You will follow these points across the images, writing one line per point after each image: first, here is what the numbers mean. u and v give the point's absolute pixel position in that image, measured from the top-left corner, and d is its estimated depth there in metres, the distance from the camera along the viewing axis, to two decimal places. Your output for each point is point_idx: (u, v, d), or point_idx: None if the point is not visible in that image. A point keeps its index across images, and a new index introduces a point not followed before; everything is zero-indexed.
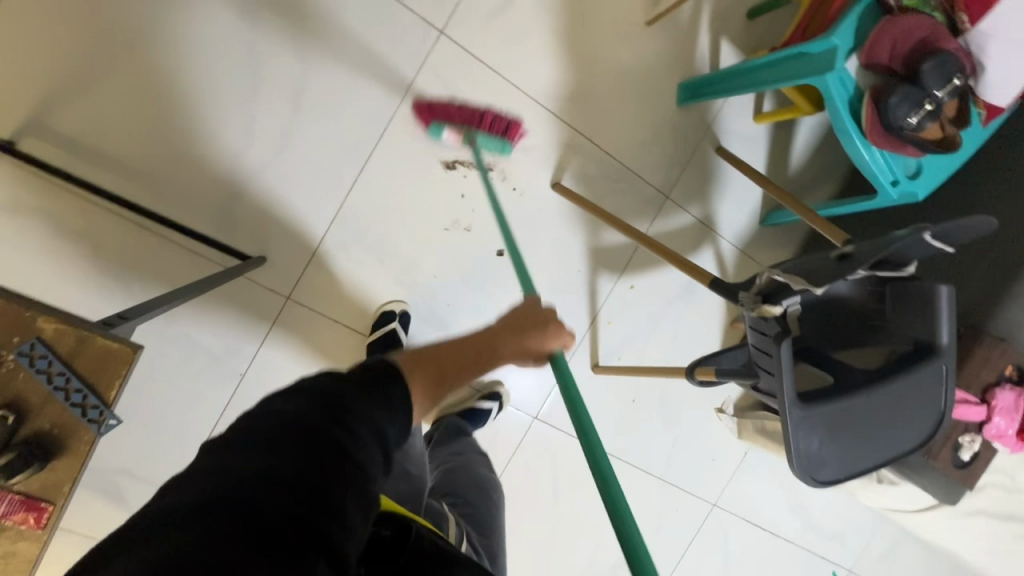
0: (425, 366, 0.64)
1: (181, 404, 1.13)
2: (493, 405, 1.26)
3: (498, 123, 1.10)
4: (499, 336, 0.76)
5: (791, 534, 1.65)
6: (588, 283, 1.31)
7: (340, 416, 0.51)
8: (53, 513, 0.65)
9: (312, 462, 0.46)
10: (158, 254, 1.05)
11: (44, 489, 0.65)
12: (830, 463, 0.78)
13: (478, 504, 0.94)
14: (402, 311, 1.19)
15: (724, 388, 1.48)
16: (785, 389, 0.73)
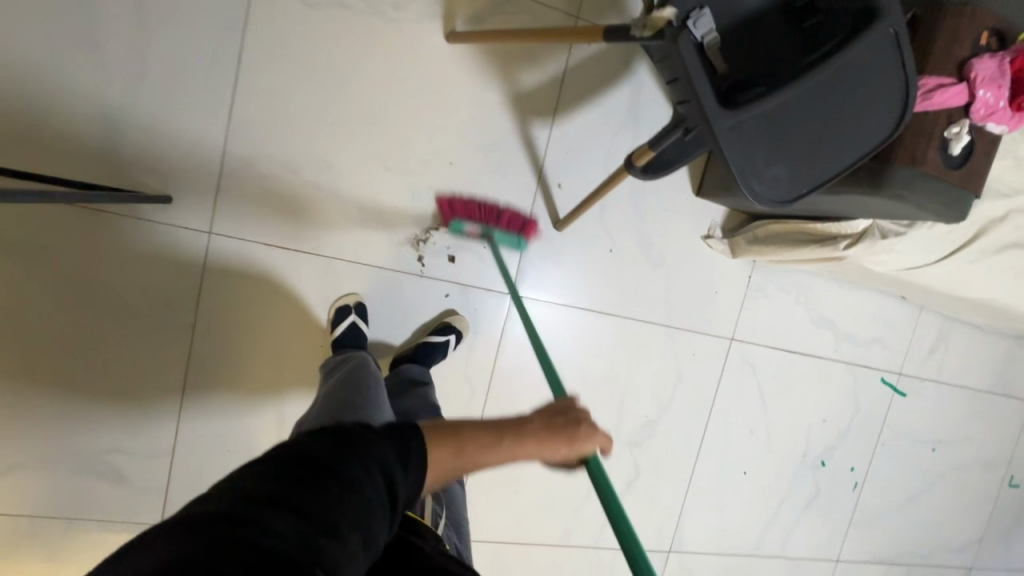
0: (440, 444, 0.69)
1: (143, 368, 1.10)
2: (449, 337, 1.19)
3: (515, 219, 1.21)
4: (524, 421, 0.77)
5: (825, 351, 1.55)
6: (521, 136, 1.21)
7: (351, 453, 0.57)
8: None
9: (330, 485, 0.53)
10: (60, 218, 1.02)
11: None
12: (778, 175, 0.70)
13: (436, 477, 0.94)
14: (357, 304, 1.16)
15: (705, 212, 1.36)
16: (699, 89, 0.65)
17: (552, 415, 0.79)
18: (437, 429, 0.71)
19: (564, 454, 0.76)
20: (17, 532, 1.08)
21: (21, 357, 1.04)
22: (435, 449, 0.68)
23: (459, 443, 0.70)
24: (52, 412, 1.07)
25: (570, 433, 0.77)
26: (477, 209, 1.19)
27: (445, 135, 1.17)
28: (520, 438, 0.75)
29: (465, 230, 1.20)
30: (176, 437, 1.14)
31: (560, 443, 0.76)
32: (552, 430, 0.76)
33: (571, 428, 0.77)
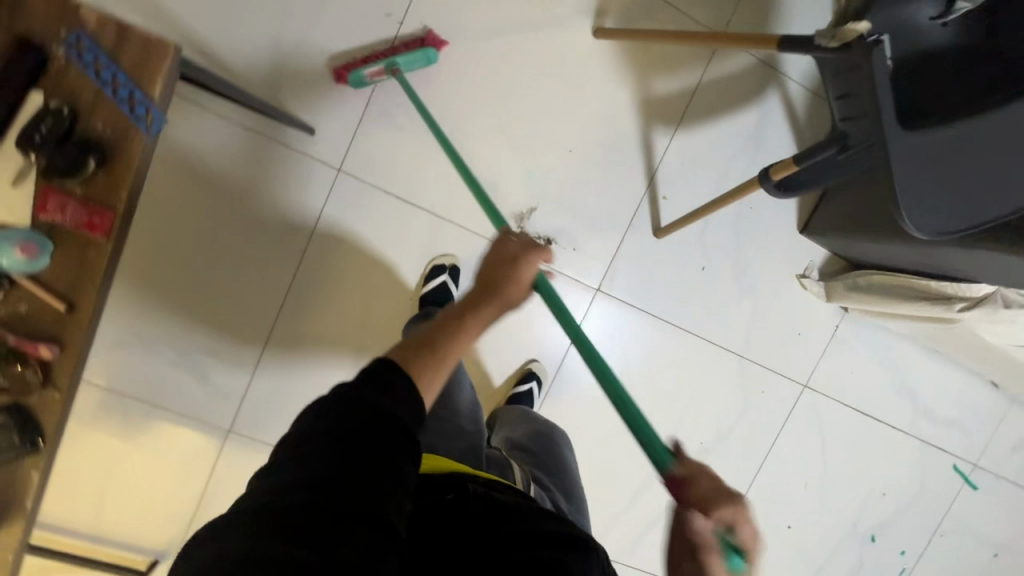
0: (417, 355, 0.61)
1: (249, 283, 1.17)
2: (532, 386, 1.26)
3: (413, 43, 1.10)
4: (476, 296, 0.69)
5: (899, 421, 1.47)
6: (641, 139, 1.23)
7: (363, 415, 0.51)
8: (114, 221, 0.65)
9: (369, 462, 0.49)
10: (215, 129, 1.10)
11: (106, 194, 0.65)
12: (939, 211, 0.71)
13: (545, 454, 1.00)
14: (451, 266, 1.21)
15: (805, 251, 1.34)
16: (883, 101, 0.67)
17: (492, 270, 0.71)
18: (404, 347, 0.62)
19: (519, 289, 0.70)
20: (107, 406, 1.17)
21: (150, 247, 1.12)
22: (418, 361, 0.60)
23: (434, 351, 0.62)
24: (163, 304, 1.15)
25: (513, 267, 0.70)
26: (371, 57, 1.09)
27: (570, 123, 1.20)
28: (480, 317, 0.67)
29: (370, 80, 1.09)
30: (261, 353, 1.20)
31: (509, 301, 0.70)
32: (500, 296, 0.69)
33: (517, 277, 0.70)
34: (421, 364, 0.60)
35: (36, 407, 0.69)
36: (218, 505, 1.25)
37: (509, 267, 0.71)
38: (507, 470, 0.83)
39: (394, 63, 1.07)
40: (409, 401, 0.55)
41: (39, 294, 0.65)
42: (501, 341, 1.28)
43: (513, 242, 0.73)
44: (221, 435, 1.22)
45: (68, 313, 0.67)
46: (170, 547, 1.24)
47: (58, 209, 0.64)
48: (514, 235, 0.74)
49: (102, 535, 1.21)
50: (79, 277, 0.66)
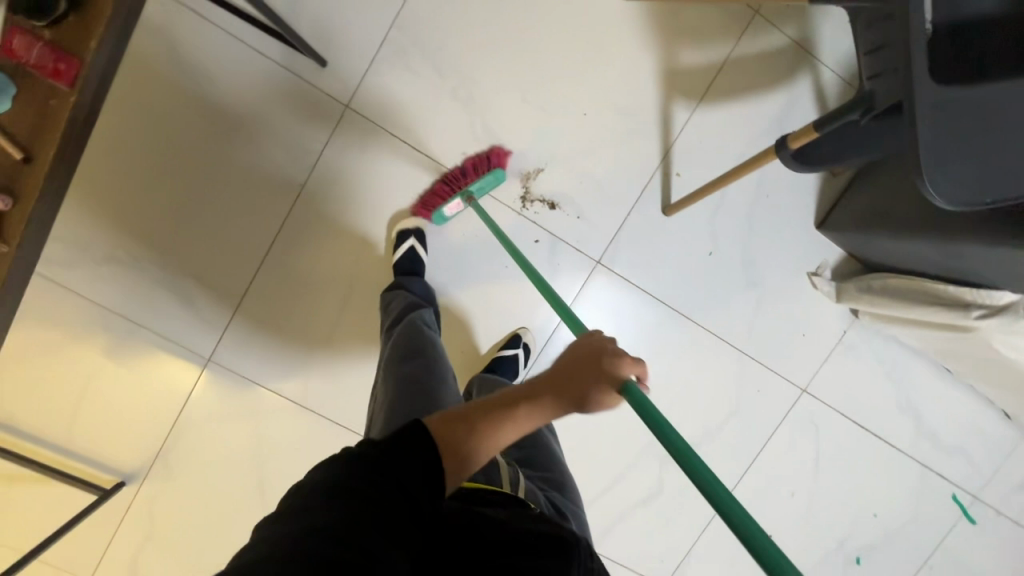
0: (457, 427, 0.56)
1: (245, 211, 1.15)
2: (518, 351, 1.23)
3: (479, 163, 1.15)
4: (543, 383, 0.62)
5: (900, 441, 1.40)
6: (660, 110, 1.19)
7: (392, 482, 0.49)
8: (80, 70, 0.67)
9: (389, 535, 0.46)
10: (228, 52, 1.09)
11: (72, 43, 0.67)
12: (965, 174, 0.65)
13: (533, 447, 0.92)
14: (416, 228, 1.17)
15: (819, 248, 1.28)
16: (914, 57, 0.63)
17: (575, 363, 0.63)
18: (449, 416, 0.57)
19: (597, 400, 0.61)
20: (91, 319, 1.16)
21: (152, 162, 1.11)
22: (461, 434, 0.56)
23: (478, 426, 0.57)
24: (158, 222, 1.14)
25: (599, 376, 0.61)
26: (443, 187, 1.16)
27: (588, 85, 1.16)
28: (543, 400, 0.61)
29: (449, 215, 1.18)
30: (249, 287, 1.19)
31: (584, 401, 0.61)
32: (571, 387, 0.61)
33: (603, 374, 0.62)
34: (457, 441, 0.55)
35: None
36: (190, 434, 1.24)
37: (595, 369, 0.62)
38: (492, 472, 0.73)
39: (469, 193, 1.14)
40: (437, 484, 0.51)
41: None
42: (492, 305, 1.24)
43: (605, 342, 0.64)
44: (201, 363, 1.21)
45: (25, 162, 0.65)
46: (138, 469, 1.23)
47: (21, 49, 0.64)
48: (609, 338, 0.65)
49: (72, 448, 1.21)
50: (40, 124, 0.66)
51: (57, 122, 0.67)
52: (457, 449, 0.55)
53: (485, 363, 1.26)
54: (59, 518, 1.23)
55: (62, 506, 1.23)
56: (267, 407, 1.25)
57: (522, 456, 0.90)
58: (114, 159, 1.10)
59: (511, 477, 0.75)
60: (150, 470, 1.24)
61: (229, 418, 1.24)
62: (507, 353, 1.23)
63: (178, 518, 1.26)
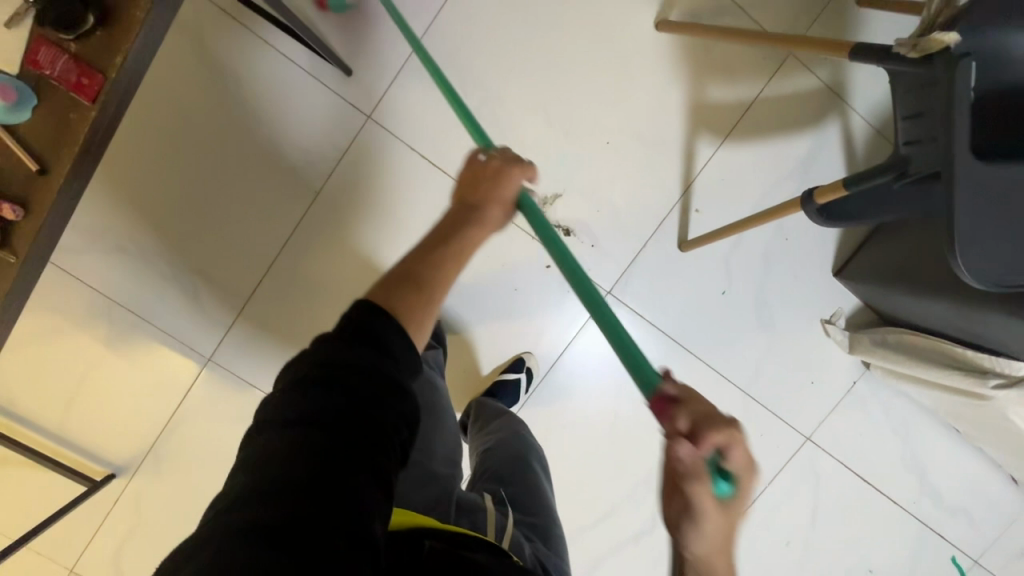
0: (397, 290, 0.60)
1: (259, 214, 1.15)
2: (521, 376, 1.21)
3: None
4: (456, 221, 0.68)
5: (903, 499, 1.36)
6: (685, 145, 1.17)
7: (357, 369, 0.50)
8: (104, 85, 0.60)
9: (369, 423, 0.48)
10: (256, 55, 1.09)
11: (100, 56, 0.60)
12: (996, 256, 0.65)
13: (523, 487, 0.91)
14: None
15: (835, 296, 1.26)
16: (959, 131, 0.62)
17: (473, 183, 0.70)
18: (390, 281, 0.61)
19: (501, 205, 0.69)
20: (95, 309, 1.16)
21: (169, 158, 1.11)
22: (404, 296, 0.59)
23: (421, 281, 0.62)
24: (170, 219, 1.13)
25: (494, 180, 0.69)
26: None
27: (614, 114, 1.15)
28: (465, 228, 0.67)
29: (348, 0, 1.07)
30: (256, 289, 1.18)
31: (496, 216, 0.69)
32: (481, 209, 0.68)
33: (496, 187, 0.69)
34: (405, 295, 0.60)
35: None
36: (184, 431, 1.23)
37: (491, 184, 0.69)
38: (478, 519, 0.77)
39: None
40: (401, 349, 0.54)
41: (14, 149, 0.59)
42: (498, 326, 1.23)
43: (496, 156, 0.70)
44: (202, 361, 1.20)
45: (41, 175, 0.60)
46: (130, 463, 1.22)
47: (49, 62, 0.59)
48: (497, 149, 0.72)
49: (66, 436, 1.20)
50: (59, 135, 0.60)
51: (79, 142, 0.61)
52: (410, 302, 0.59)
53: (486, 384, 1.25)
54: (48, 505, 1.23)
55: (54, 492, 1.23)
56: None
57: (513, 496, 0.89)
58: (131, 154, 1.10)
59: (498, 523, 0.77)
60: (141, 464, 1.23)
61: (224, 418, 1.23)
62: (509, 377, 1.21)
63: (165, 515, 1.25)
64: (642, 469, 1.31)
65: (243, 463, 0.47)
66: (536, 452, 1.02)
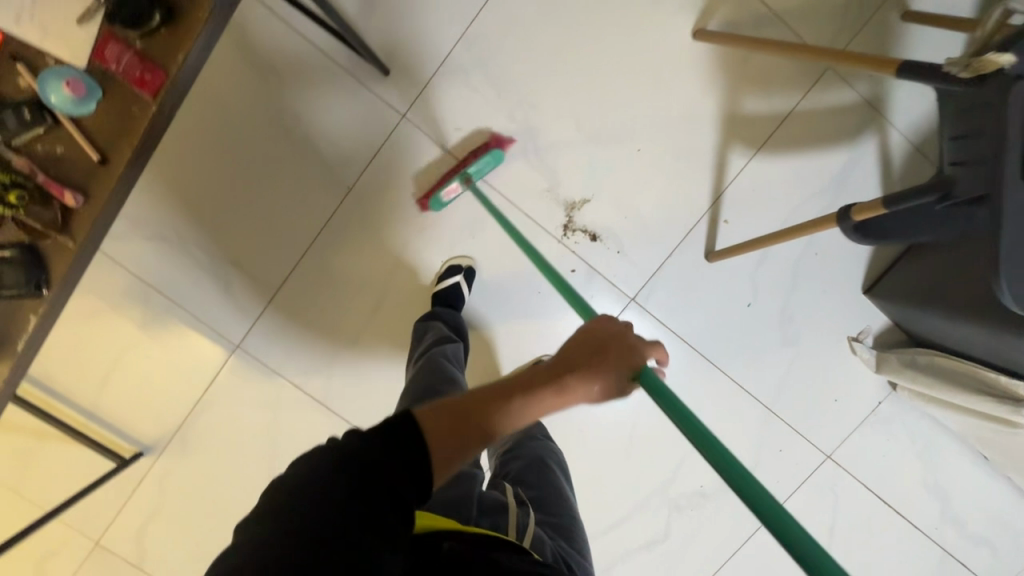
0: (444, 427, 0.50)
1: (293, 208, 1.17)
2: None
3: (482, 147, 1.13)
4: (543, 376, 0.54)
5: (924, 524, 1.33)
6: (716, 155, 1.16)
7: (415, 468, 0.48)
8: (163, 84, 0.63)
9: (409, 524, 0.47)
10: (296, 52, 1.11)
11: (161, 55, 0.63)
12: None
13: (544, 487, 0.91)
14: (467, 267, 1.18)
15: (862, 313, 1.24)
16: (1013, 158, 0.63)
17: (586, 341, 0.56)
18: (446, 412, 0.51)
19: (605, 382, 0.55)
20: (131, 293, 1.19)
21: (209, 152, 1.14)
22: (445, 436, 0.50)
23: (471, 430, 0.51)
24: (208, 212, 1.17)
25: (613, 353, 0.56)
26: (447, 174, 1.14)
27: (646, 121, 1.14)
28: (553, 391, 0.53)
29: (447, 199, 1.14)
30: (286, 280, 1.20)
31: (594, 389, 0.54)
32: (586, 375, 0.54)
33: (615, 360, 0.56)
34: (447, 440, 0.50)
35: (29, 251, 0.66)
36: (210, 415, 1.26)
37: (607, 353, 0.56)
38: (500, 519, 0.74)
39: (468, 176, 1.12)
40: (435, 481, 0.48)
41: (79, 139, 0.64)
42: (520, 328, 1.23)
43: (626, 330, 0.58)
44: (229, 349, 1.23)
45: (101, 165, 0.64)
46: (156, 442, 1.26)
47: (116, 59, 0.63)
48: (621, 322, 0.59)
49: (98, 413, 1.24)
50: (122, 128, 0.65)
51: (141, 136, 0.65)
52: (445, 449, 0.49)
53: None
54: (77, 479, 1.27)
55: (84, 467, 1.27)
56: (285, 400, 1.26)
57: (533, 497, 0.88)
58: (173, 146, 1.13)
59: (519, 522, 0.75)
60: (168, 445, 1.26)
61: (248, 405, 1.26)
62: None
63: (188, 495, 1.28)
64: (657, 478, 1.30)
65: (279, 507, 0.45)
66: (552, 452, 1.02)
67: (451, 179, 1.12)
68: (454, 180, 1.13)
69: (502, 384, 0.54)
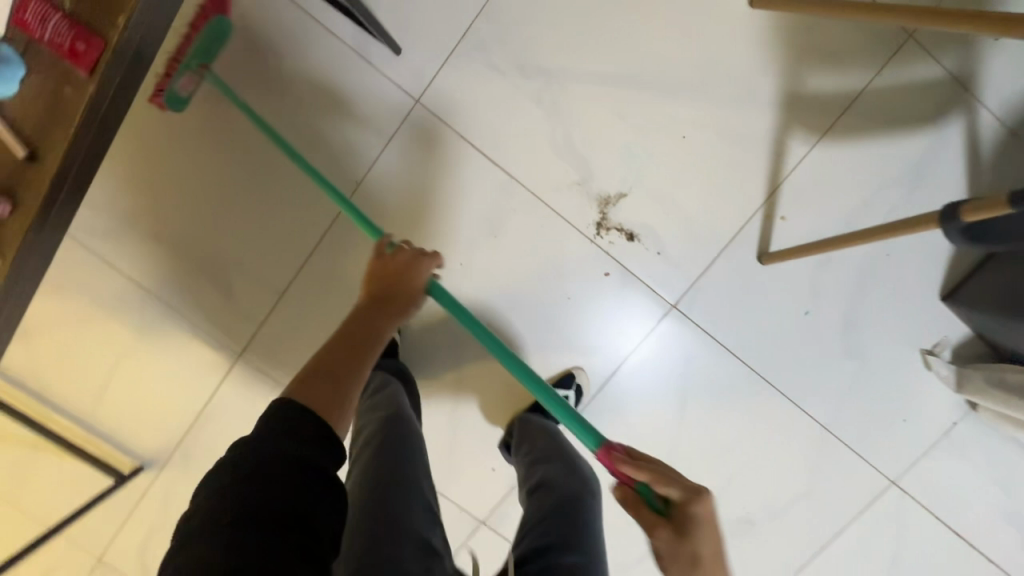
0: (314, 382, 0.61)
1: (296, 204, 1.07)
2: (569, 393, 1.09)
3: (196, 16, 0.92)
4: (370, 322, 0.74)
5: (1003, 560, 1.18)
6: (774, 142, 1.01)
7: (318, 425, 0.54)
8: (100, 53, 0.76)
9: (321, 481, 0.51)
10: (299, 31, 0.99)
11: (95, 23, 0.76)
12: None
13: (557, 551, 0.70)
14: (490, 270, 1.07)
15: (940, 323, 1.08)
16: None
17: (376, 281, 0.81)
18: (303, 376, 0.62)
19: (406, 300, 0.80)
20: (127, 297, 1.11)
21: (205, 143, 1.04)
22: (318, 385, 0.61)
23: (339, 373, 0.64)
24: (204, 209, 1.07)
25: (390, 290, 0.80)
26: (168, 66, 0.93)
27: (692, 104, 1.00)
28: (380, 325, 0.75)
29: (182, 94, 0.97)
30: (292, 283, 1.10)
31: (400, 310, 0.79)
32: (387, 314, 0.77)
33: (402, 285, 0.81)
34: (321, 385, 0.61)
35: (3, 238, 0.80)
36: (212, 429, 1.17)
37: (393, 281, 0.81)
38: None
39: (194, 61, 0.93)
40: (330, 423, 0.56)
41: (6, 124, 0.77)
42: (547, 338, 1.10)
43: (405, 250, 0.84)
44: (232, 357, 1.14)
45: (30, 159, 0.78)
46: (158, 456, 1.18)
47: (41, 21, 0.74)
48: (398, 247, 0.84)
49: (97, 425, 1.17)
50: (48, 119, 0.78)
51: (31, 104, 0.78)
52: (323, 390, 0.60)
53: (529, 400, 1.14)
54: (77, 493, 1.20)
55: (84, 481, 1.20)
56: None
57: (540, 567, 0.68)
58: (167, 138, 1.04)
59: None
60: (169, 459, 1.18)
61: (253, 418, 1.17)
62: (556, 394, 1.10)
63: None
64: None
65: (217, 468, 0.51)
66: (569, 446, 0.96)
67: (175, 74, 0.93)
68: (183, 72, 0.94)
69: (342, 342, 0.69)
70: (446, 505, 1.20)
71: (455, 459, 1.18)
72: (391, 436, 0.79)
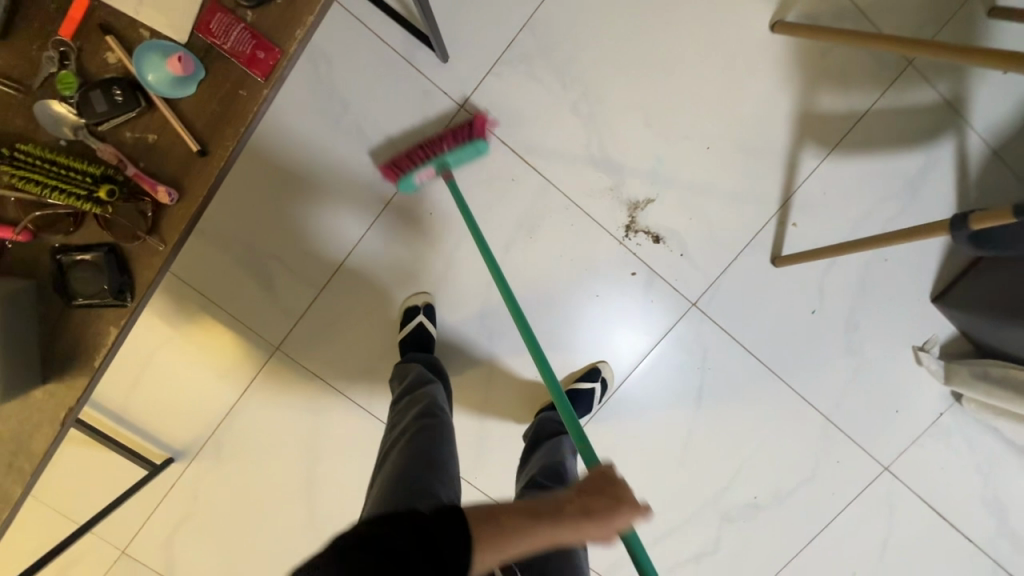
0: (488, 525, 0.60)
1: (342, 203, 1.10)
2: (595, 386, 1.16)
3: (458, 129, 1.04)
4: (550, 513, 0.63)
5: (981, 540, 1.29)
6: (789, 155, 1.10)
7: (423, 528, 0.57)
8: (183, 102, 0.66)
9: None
10: (352, 36, 1.04)
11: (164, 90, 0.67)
12: None
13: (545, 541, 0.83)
14: (525, 268, 1.13)
15: (929, 322, 1.20)
16: None
17: (591, 488, 0.65)
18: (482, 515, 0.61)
19: (609, 526, 0.63)
20: (165, 289, 1.12)
21: (255, 158, 1.08)
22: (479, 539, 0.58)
23: (505, 529, 0.60)
24: (254, 203, 1.09)
25: (596, 502, 0.64)
26: (415, 156, 1.04)
27: (717, 118, 1.09)
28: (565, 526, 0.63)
29: (418, 183, 1.07)
30: (333, 275, 1.13)
31: (600, 520, 0.63)
32: (580, 524, 0.63)
33: (604, 505, 0.64)
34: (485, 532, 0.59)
35: (92, 341, 0.63)
36: (244, 421, 1.19)
37: (603, 493, 0.65)
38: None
39: (444, 166, 1.04)
40: (453, 537, 0.57)
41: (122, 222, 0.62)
42: (574, 333, 1.17)
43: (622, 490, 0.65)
44: (268, 351, 1.16)
45: (200, 156, 0.62)
46: (189, 448, 1.19)
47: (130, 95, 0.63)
48: (615, 472, 0.67)
49: (127, 418, 1.17)
50: (221, 118, 0.63)
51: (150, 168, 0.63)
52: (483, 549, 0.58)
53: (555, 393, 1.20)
54: (103, 487, 1.20)
55: (109, 474, 1.20)
56: (326, 403, 1.19)
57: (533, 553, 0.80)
58: None
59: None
60: (200, 450, 1.20)
61: (286, 411, 1.19)
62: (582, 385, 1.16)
63: (221, 504, 1.21)
64: (709, 489, 1.25)
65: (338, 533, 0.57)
66: (571, 472, 1.01)
67: (425, 164, 1.03)
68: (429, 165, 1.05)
69: (520, 512, 0.63)
70: (472, 495, 1.24)
71: (482, 451, 1.23)
72: (430, 427, 0.89)
